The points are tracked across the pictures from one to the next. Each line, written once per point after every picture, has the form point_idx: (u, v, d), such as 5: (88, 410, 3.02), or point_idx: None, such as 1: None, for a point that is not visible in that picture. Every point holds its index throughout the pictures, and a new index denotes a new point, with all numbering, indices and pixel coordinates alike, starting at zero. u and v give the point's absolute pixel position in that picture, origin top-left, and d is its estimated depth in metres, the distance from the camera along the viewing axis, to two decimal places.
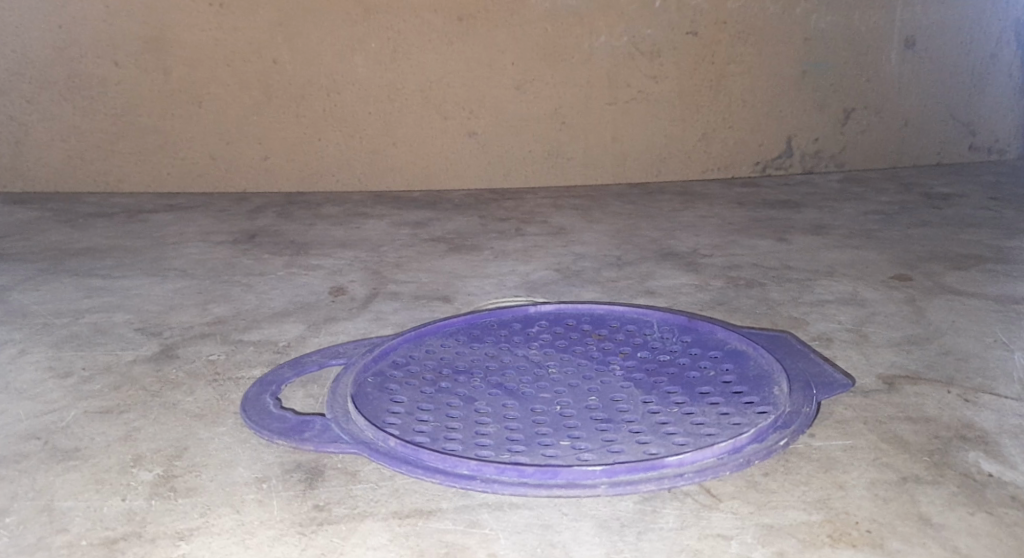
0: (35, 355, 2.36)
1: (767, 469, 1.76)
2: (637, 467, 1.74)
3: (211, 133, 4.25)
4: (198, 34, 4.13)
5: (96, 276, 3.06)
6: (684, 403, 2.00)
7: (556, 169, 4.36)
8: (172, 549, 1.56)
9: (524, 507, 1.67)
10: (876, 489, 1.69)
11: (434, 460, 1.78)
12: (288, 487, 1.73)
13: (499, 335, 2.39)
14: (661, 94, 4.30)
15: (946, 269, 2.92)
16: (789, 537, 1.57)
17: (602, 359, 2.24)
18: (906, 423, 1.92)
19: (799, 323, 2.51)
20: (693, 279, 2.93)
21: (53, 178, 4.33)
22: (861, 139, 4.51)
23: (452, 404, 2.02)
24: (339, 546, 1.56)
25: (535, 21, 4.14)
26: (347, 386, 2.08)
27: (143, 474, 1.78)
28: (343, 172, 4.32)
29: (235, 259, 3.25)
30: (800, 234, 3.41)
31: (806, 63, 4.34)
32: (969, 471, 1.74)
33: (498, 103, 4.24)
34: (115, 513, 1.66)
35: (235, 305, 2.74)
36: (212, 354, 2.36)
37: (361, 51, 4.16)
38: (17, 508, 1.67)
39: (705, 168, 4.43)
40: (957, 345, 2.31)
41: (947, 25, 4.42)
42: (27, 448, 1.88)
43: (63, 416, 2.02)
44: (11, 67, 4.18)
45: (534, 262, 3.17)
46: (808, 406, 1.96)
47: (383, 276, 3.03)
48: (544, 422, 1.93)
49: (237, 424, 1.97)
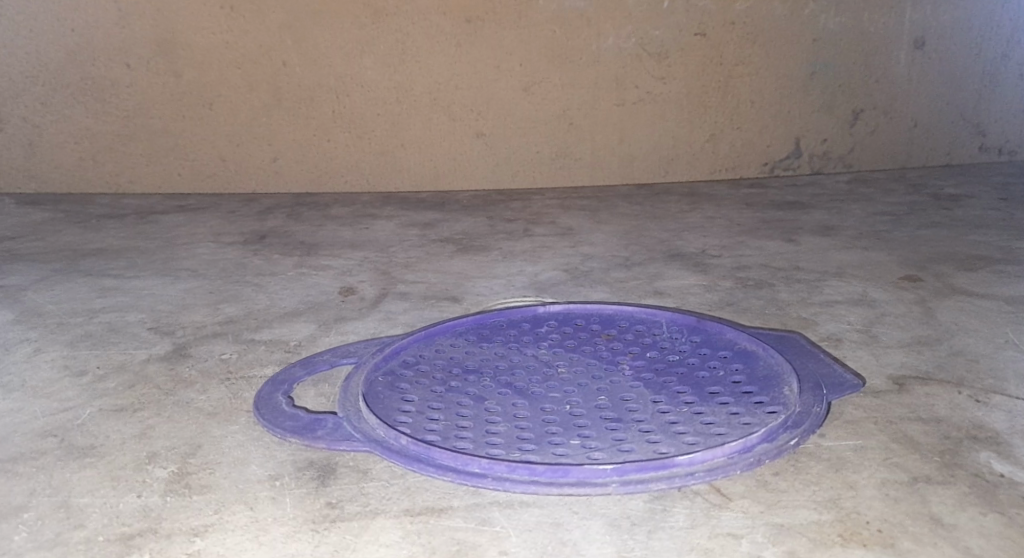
0: (49, 354, 2.38)
1: (778, 468, 1.77)
2: (647, 466, 1.75)
3: (220, 134, 4.27)
4: (207, 35, 4.15)
5: (108, 276, 3.07)
6: (694, 403, 2.01)
7: (564, 170, 4.37)
8: (188, 545, 1.57)
9: (535, 505, 1.68)
10: (886, 489, 1.70)
11: (445, 459, 1.80)
12: (301, 484, 1.74)
13: (508, 335, 2.40)
14: (668, 95, 4.31)
15: (956, 270, 2.92)
16: (799, 536, 1.58)
17: (611, 359, 2.25)
18: (916, 423, 1.92)
19: (808, 324, 2.52)
20: (702, 279, 2.94)
21: (64, 179, 4.35)
22: (869, 141, 4.51)
23: (462, 403, 2.03)
24: (351, 543, 1.57)
25: (543, 23, 4.15)
26: (358, 385, 2.09)
27: (157, 471, 1.79)
28: (352, 172, 4.33)
29: (246, 259, 3.26)
30: (809, 235, 3.41)
31: (814, 64, 4.35)
32: (980, 471, 1.74)
33: (506, 105, 4.25)
34: (131, 509, 1.67)
35: (246, 305, 2.76)
36: (224, 354, 2.37)
37: (370, 52, 4.17)
38: (35, 505, 1.69)
39: (713, 169, 4.43)
40: (967, 346, 2.31)
41: (955, 25, 4.42)
42: (43, 445, 1.90)
43: (78, 413, 2.03)
44: (22, 69, 4.20)
45: (543, 262, 3.18)
46: (818, 406, 1.97)
47: (393, 276, 3.05)
48: (554, 421, 1.94)
49: (250, 422, 1.99)
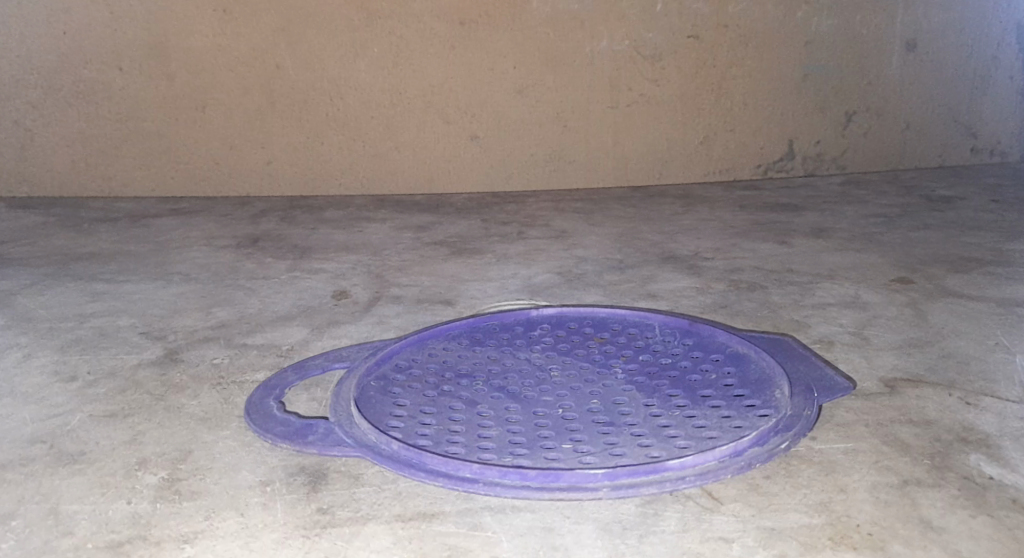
0: (40, 359, 2.37)
1: (769, 472, 1.77)
2: (639, 471, 1.74)
3: (214, 137, 4.27)
4: (201, 39, 4.15)
5: (100, 280, 3.07)
6: (685, 406, 2.01)
7: (558, 172, 4.37)
8: (177, 552, 1.57)
9: (526, 510, 1.68)
10: (877, 492, 1.70)
11: (436, 464, 1.79)
12: (292, 490, 1.74)
13: (501, 339, 2.40)
14: (662, 97, 4.31)
15: (948, 272, 2.92)
16: (790, 540, 1.58)
17: (604, 362, 2.25)
18: (908, 426, 1.92)
19: (801, 326, 2.52)
20: (695, 282, 2.94)
21: (56, 183, 4.34)
22: (862, 142, 4.52)
23: (454, 407, 2.03)
24: (342, 549, 1.57)
25: (537, 25, 4.15)
26: (350, 390, 2.09)
27: (148, 477, 1.79)
28: (346, 175, 4.33)
29: (238, 263, 3.26)
30: (802, 237, 3.41)
31: (807, 66, 4.35)
32: (971, 474, 1.75)
33: (499, 107, 4.25)
34: (120, 516, 1.67)
35: (238, 309, 2.76)
36: (215, 358, 2.37)
37: (363, 55, 4.17)
38: (24, 512, 1.69)
39: (706, 170, 4.44)
40: (959, 348, 2.31)
41: (948, 27, 4.42)
42: (32, 452, 1.89)
43: (68, 419, 2.03)
44: (15, 73, 4.20)
45: (536, 265, 3.18)
46: (809, 409, 1.97)
47: (386, 280, 3.04)
48: (546, 425, 1.94)
49: (241, 427, 1.98)
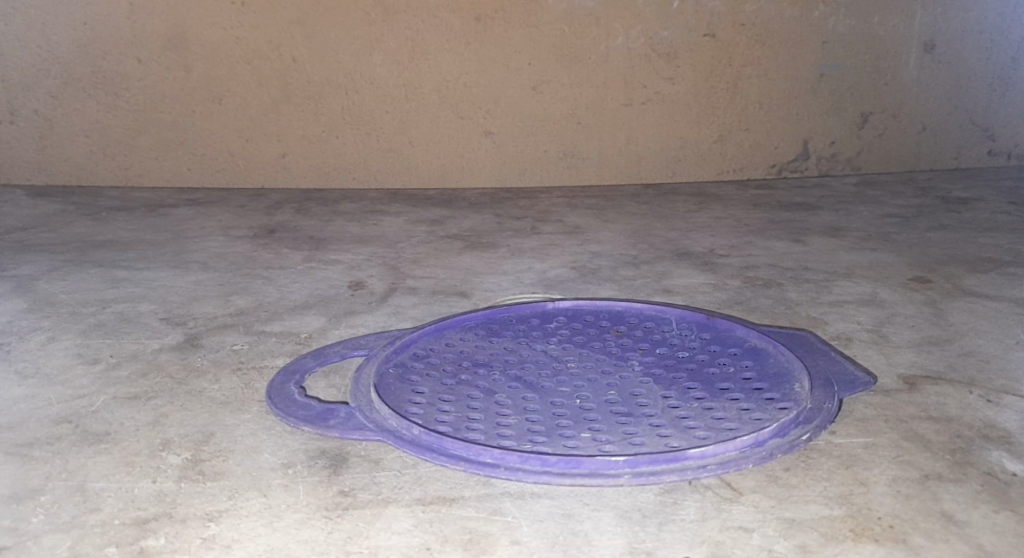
0: (62, 342, 2.39)
1: (788, 464, 1.77)
2: (659, 459, 1.75)
3: (230, 129, 4.28)
4: (218, 31, 4.16)
5: (120, 267, 3.08)
6: (704, 398, 2.01)
7: (572, 170, 4.37)
8: (203, 529, 1.58)
9: (546, 496, 1.69)
10: (897, 487, 1.70)
11: (457, 449, 1.80)
12: (313, 473, 1.75)
13: (517, 330, 2.41)
14: (677, 95, 4.31)
15: (966, 272, 2.92)
16: (810, 530, 1.58)
17: (621, 355, 2.26)
18: (927, 422, 1.93)
19: (818, 323, 2.52)
20: (710, 278, 2.94)
21: (73, 172, 4.36)
22: (878, 143, 4.52)
23: (472, 396, 2.03)
24: (364, 531, 1.58)
25: (552, 22, 4.16)
26: (369, 376, 2.10)
27: (171, 457, 1.81)
28: (360, 168, 4.34)
29: (255, 253, 3.27)
30: (817, 236, 3.42)
31: (823, 66, 4.35)
32: (993, 470, 1.75)
33: (514, 103, 4.26)
34: (146, 494, 1.68)
35: (256, 298, 2.76)
36: (235, 344, 2.38)
37: (379, 49, 4.18)
38: (51, 488, 1.70)
39: (720, 169, 4.44)
40: (978, 347, 2.31)
41: (966, 29, 4.42)
42: (57, 431, 1.91)
43: (92, 400, 2.04)
44: (35, 63, 4.21)
45: (550, 260, 3.18)
46: (829, 403, 1.97)
47: (401, 272, 3.05)
48: (564, 415, 1.95)
49: (262, 411, 1.99)
